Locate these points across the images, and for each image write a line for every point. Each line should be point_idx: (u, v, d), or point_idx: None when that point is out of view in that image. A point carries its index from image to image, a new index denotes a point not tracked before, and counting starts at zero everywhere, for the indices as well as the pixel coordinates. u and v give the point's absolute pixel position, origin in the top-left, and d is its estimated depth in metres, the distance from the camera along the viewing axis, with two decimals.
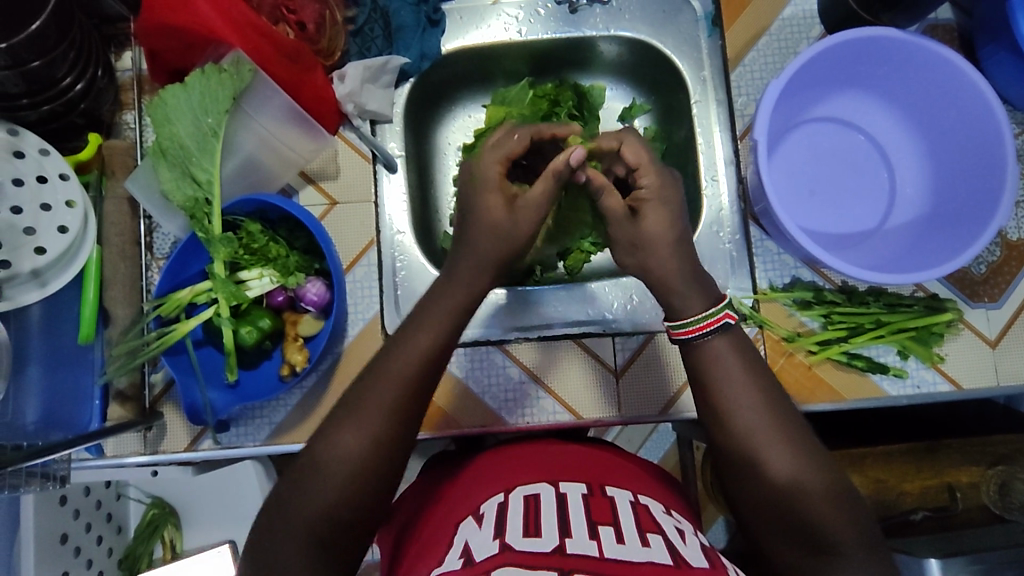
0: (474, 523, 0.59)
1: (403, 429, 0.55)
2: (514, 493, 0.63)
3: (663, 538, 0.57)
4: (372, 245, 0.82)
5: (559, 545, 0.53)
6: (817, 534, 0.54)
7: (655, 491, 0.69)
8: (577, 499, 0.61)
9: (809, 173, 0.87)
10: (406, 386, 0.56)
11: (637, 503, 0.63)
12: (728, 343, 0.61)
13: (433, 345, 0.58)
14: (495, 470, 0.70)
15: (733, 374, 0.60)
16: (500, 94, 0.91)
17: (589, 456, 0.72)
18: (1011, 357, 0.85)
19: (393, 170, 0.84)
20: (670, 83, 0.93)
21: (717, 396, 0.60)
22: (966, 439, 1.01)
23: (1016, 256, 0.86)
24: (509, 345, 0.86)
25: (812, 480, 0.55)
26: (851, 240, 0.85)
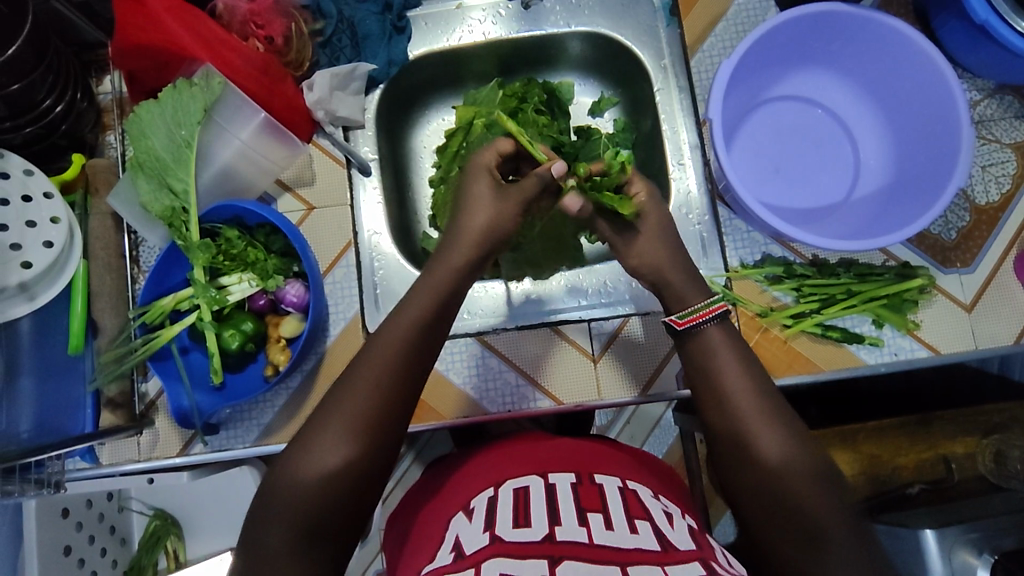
0: (466, 517, 0.61)
1: (385, 419, 0.57)
2: (504, 488, 0.64)
3: (651, 524, 0.58)
4: (350, 247, 0.85)
5: (549, 534, 0.54)
6: (794, 516, 0.55)
7: (644, 478, 0.70)
8: (565, 488, 0.62)
9: (774, 152, 0.88)
10: (397, 370, 0.58)
11: (625, 489, 0.64)
12: (722, 337, 0.64)
13: (409, 332, 0.60)
14: (493, 463, 0.71)
15: (724, 363, 0.62)
16: (470, 96, 0.95)
17: (579, 445, 0.73)
18: (988, 320, 0.86)
19: (367, 173, 0.87)
20: (634, 74, 0.96)
21: (709, 376, 0.62)
22: (958, 411, 1.03)
23: (985, 221, 0.88)
24: (488, 336, 0.87)
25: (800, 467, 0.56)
26: (818, 214, 0.86)
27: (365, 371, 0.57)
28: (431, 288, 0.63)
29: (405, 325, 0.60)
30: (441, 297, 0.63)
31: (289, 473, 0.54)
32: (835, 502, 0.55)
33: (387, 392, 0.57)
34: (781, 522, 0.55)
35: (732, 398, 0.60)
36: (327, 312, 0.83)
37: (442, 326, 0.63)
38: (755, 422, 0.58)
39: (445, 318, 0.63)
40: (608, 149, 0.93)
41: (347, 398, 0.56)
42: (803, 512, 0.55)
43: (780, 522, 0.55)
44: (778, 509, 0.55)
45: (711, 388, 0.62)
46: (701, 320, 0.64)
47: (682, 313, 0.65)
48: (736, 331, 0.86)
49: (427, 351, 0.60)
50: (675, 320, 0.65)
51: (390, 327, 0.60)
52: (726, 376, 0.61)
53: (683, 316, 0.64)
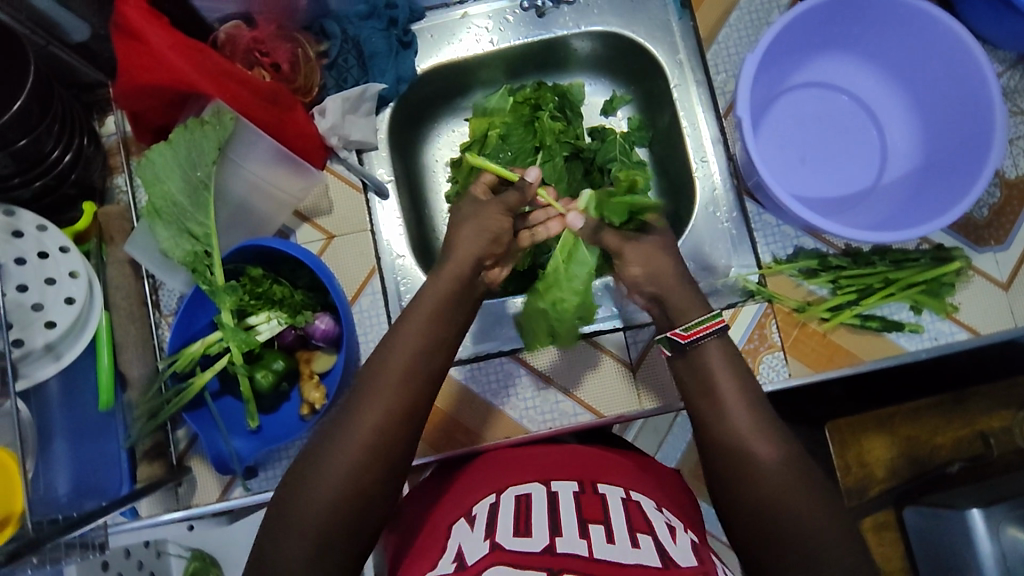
0: (467, 526, 0.59)
1: (404, 424, 0.55)
2: (506, 493, 0.63)
3: (653, 538, 0.55)
4: (373, 273, 0.83)
5: (549, 546, 0.52)
6: (796, 530, 0.52)
7: (650, 489, 0.67)
8: (568, 499, 0.60)
9: (798, 141, 0.86)
10: (408, 377, 0.57)
11: (628, 501, 0.62)
12: (719, 347, 0.62)
13: (429, 340, 0.60)
14: (488, 471, 0.70)
15: (720, 375, 0.61)
16: (480, 105, 0.92)
17: (586, 453, 0.72)
18: None
19: (384, 195, 0.85)
20: (648, 70, 0.93)
21: (705, 384, 0.61)
22: (991, 385, 1.03)
23: (1016, 195, 0.86)
24: (523, 354, 0.86)
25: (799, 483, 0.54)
26: (847, 202, 0.85)
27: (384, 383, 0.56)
28: (443, 292, 0.63)
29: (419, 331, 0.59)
30: (452, 306, 0.62)
31: (301, 484, 0.52)
32: (840, 521, 0.53)
33: (405, 398, 0.56)
34: (780, 537, 0.52)
35: (736, 414, 0.58)
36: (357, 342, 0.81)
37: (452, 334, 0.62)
38: (750, 427, 0.58)
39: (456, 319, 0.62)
40: (625, 150, 0.91)
41: (362, 408, 0.55)
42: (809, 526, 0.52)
43: (779, 535, 0.52)
44: (778, 524, 0.53)
45: (709, 395, 0.60)
46: (707, 332, 0.62)
47: (686, 325, 0.63)
48: (774, 329, 0.84)
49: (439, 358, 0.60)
50: (677, 333, 0.63)
51: (403, 331, 0.60)
52: (724, 386, 0.60)
53: (687, 328, 0.63)
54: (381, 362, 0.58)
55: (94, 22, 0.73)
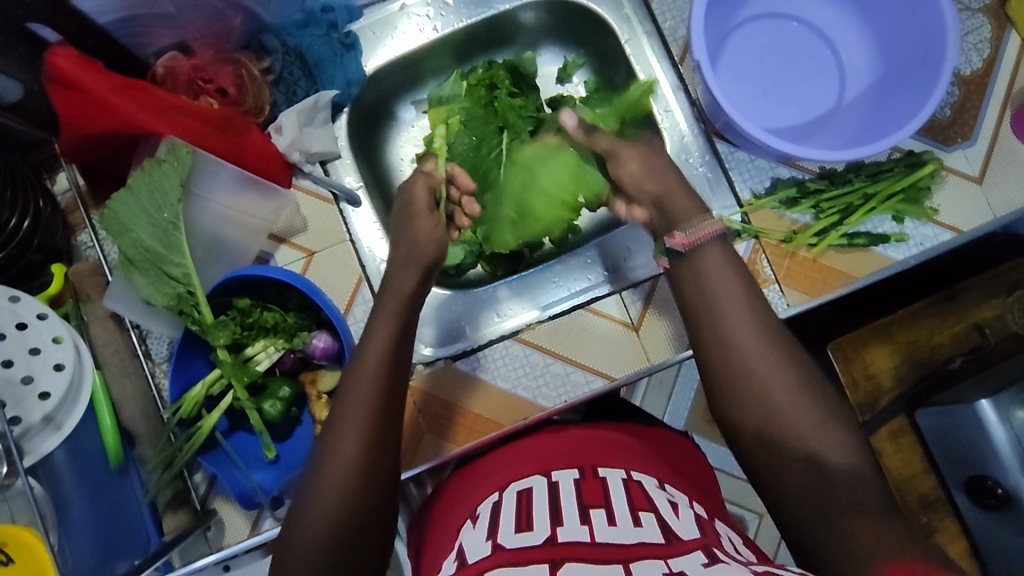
0: (471, 525, 0.60)
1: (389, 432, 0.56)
2: (509, 490, 0.64)
3: (656, 516, 0.56)
4: (361, 282, 0.81)
5: (550, 536, 0.53)
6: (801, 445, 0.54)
7: (654, 468, 0.68)
8: (568, 486, 0.61)
9: (757, 75, 0.86)
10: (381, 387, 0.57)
11: (629, 481, 0.63)
12: (722, 254, 0.61)
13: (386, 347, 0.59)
14: (497, 468, 0.71)
15: (723, 294, 0.59)
16: (435, 97, 0.91)
17: (592, 437, 0.72)
18: (1000, 186, 0.86)
19: (356, 203, 0.84)
20: (596, 31, 0.93)
21: (706, 307, 0.60)
22: (975, 279, 1.07)
23: (974, 89, 0.86)
24: (524, 333, 0.83)
25: (805, 412, 0.54)
26: (814, 126, 0.85)
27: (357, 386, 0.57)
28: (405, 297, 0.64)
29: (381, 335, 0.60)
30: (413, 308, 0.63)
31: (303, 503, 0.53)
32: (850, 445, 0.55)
33: (378, 395, 0.57)
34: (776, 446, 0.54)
35: (738, 332, 0.57)
36: None
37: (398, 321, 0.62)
38: (763, 347, 0.57)
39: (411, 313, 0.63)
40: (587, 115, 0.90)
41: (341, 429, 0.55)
42: (817, 447, 0.54)
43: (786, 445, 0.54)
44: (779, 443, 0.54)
45: (709, 313, 0.59)
46: (709, 233, 0.62)
47: (684, 232, 0.62)
48: (765, 262, 0.84)
49: (401, 349, 0.61)
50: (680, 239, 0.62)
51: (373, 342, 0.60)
52: (725, 304, 0.59)
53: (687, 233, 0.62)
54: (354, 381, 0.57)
55: (26, 78, 0.70)
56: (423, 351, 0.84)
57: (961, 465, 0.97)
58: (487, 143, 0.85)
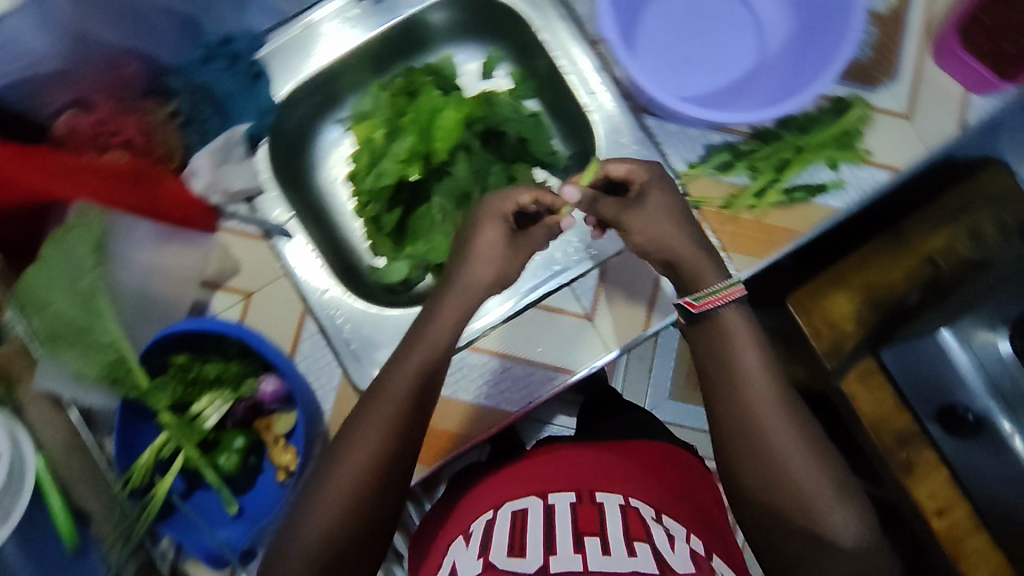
0: (464, 542, 0.70)
1: (387, 471, 0.62)
2: (503, 509, 0.73)
3: (651, 546, 0.63)
4: (305, 316, 0.79)
5: (542, 564, 0.61)
6: (783, 472, 0.62)
7: (652, 494, 0.75)
8: (565, 510, 0.69)
9: (675, 43, 0.85)
10: (391, 441, 0.62)
11: (627, 507, 0.70)
12: (736, 312, 0.68)
13: (411, 413, 0.64)
14: (499, 484, 0.80)
15: (738, 337, 0.67)
16: (357, 112, 0.89)
17: (590, 457, 0.80)
18: (929, 118, 0.85)
19: (290, 233, 0.81)
20: (510, 22, 0.91)
21: (716, 340, 0.67)
22: (921, 212, 1.08)
23: (891, 26, 0.86)
24: (479, 341, 0.80)
25: (785, 434, 0.63)
26: (739, 86, 0.84)
27: (366, 435, 0.62)
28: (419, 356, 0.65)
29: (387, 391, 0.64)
30: (425, 380, 0.65)
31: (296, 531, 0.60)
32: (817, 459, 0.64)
33: (387, 447, 0.62)
34: (758, 449, 0.63)
35: (747, 374, 0.66)
36: (311, 390, 0.77)
37: (429, 404, 0.65)
38: (760, 376, 0.65)
39: (428, 385, 0.65)
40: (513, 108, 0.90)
41: (340, 463, 0.61)
42: (809, 501, 0.61)
43: (760, 451, 0.63)
44: (762, 446, 0.63)
45: (723, 350, 0.67)
46: (718, 304, 0.67)
47: (696, 297, 0.68)
48: (709, 231, 0.83)
49: (427, 402, 0.65)
50: (690, 303, 0.68)
51: (379, 399, 0.63)
52: (738, 340, 0.67)
53: (697, 298, 0.68)
54: (363, 419, 0.63)
55: None
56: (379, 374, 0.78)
57: (931, 398, 1.00)
58: (414, 156, 0.83)
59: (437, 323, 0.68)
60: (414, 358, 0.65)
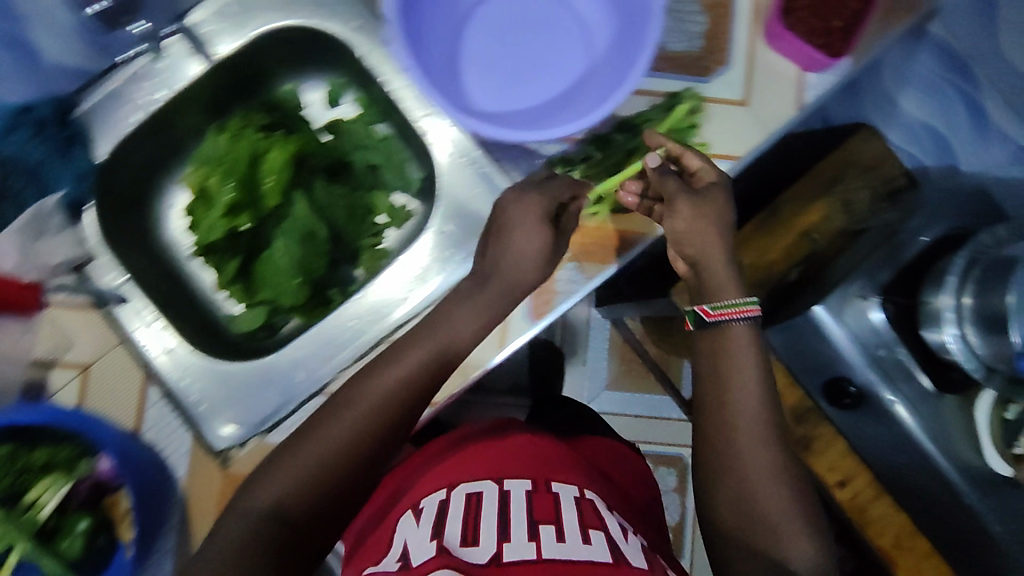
0: (413, 521, 0.69)
1: (343, 466, 0.67)
2: (456, 491, 0.74)
3: (604, 534, 0.67)
4: (147, 383, 0.78)
5: (496, 553, 0.62)
6: (759, 496, 0.66)
7: (591, 484, 0.80)
8: (521, 497, 0.71)
9: (502, 57, 0.81)
10: (356, 434, 0.68)
11: (581, 499, 0.73)
12: (749, 330, 0.69)
13: (388, 416, 0.69)
14: (452, 465, 0.81)
15: (740, 355, 0.69)
16: (198, 157, 0.85)
17: (548, 454, 0.83)
18: (764, 103, 0.83)
19: (125, 300, 0.79)
20: (341, 51, 0.87)
21: (716, 363, 0.69)
22: (796, 186, 1.05)
23: (721, 12, 0.83)
24: (331, 384, 0.79)
25: (762, 453, 0.67)
26: (571, 93, 0.80)
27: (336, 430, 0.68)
28: (416, 384, 0.70)
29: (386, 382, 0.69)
30: (413, 390, 0.70)
31: (240, 512, 0.64)
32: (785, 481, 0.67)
33: (351, 442, 0.67)
34: (733, 458, 0.67)
35: (738, 400, 0.68)
36: (159, 456, 0.77)
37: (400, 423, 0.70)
38: (749, 396, 0.68)
39: (421, 390, 0.70)
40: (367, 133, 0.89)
41: (309, 446, 0.67)
42: (778, 533, 0.65)
43: (735, 463, 0.67)
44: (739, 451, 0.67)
45: (718, 370, 0.69)
46: (734, 316, 0.69)
47: (714, 305, 0.69)
48: None
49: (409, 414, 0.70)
50: (706, 311, 0.70)
51: (347, 411, 0.68)
52: (738, 359, 0.69)
53: (714, 307, 0.69)
54: (330, 417, 0.69)
55: None
56: (226, 431, 0.77)
57: (817, 370, 0.98)
58: (240, 206, 0.81)
59: (411, 351, 0.71)
60: (380, 389, 0.69)
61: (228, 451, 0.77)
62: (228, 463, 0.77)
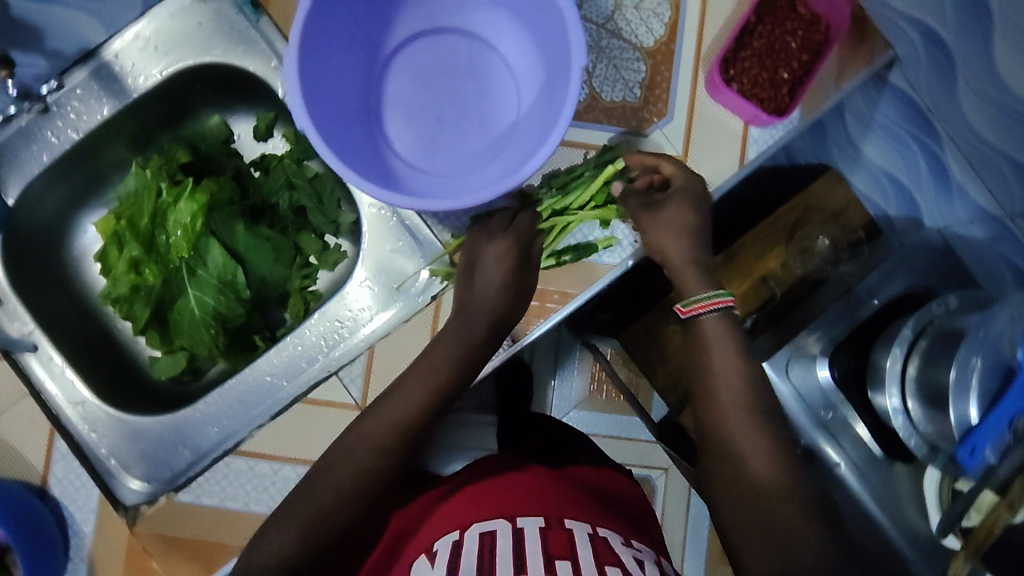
0: (429, 563, 0.65)
1: (356, 489, 0.64)
2: (470, 531, 0.68)
3: (621, 569, 0.62)
4: (53, 436, 0.76)
5: None
6: (767, 502, 0.58)
7: (604, 520, 0.73)
8: (532, 534, 0.66)
9: (430, 105, 0.79)
10: (376, 446, 0.65)
11: (596, 535, 0.68)
12: (719, 321, 0.68)
13: (393, 431, 0.66)
14: (455, 505, 0.75)
15: (717, 344, 0.66)
16: (123, 196, 0.83)
17: (554, 488, 0.76)
18: (706, 158, 0.78)
19: (35, 348, 0.79)
20: (267, 91, 0.85)
21: (700, 366, 0.67)
22: (756, 227, 0.93)
23: (661, 60, 0.79)
24: (244, 445, 0.76)
25: (763, 457, 0.60)
26: (499, 145, 0.77)
27: (348, 452, 0.65)
28: (423, 386, 0.68)
29: (400, 409, 0.67)
30: (423, 411, 0.67)
31: (269, 538, 0.61)
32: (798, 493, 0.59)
33: (365, 466, 0.64)
34: (733, 467, 0.61)
35: (719, 392, 0.64)
36: (63, 511, 0.76)
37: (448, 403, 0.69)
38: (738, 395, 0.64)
39: (428, 403, 0.67)
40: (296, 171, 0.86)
41: (330, 470, 0.64)
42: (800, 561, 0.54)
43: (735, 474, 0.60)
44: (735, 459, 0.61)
45: (702, 371, 0.66)
46: (706, 309, 0.68)
47: (686, 303, 0.68)
48: None
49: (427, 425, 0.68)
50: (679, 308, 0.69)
51: (379, 407, 0.67)
52: (711, 352, 0.66)
53: (686, 304, 0.68)
54: (349, 434, 0.66)
55: None
56: (133, 486, 0.77)
57: None
58: (144, 262, 0.81)
59: (417, 366, 0.70)
60: (411, 383, 0.68)
61: (136, 506, 0.77)
62: (137, 520, 0.77)
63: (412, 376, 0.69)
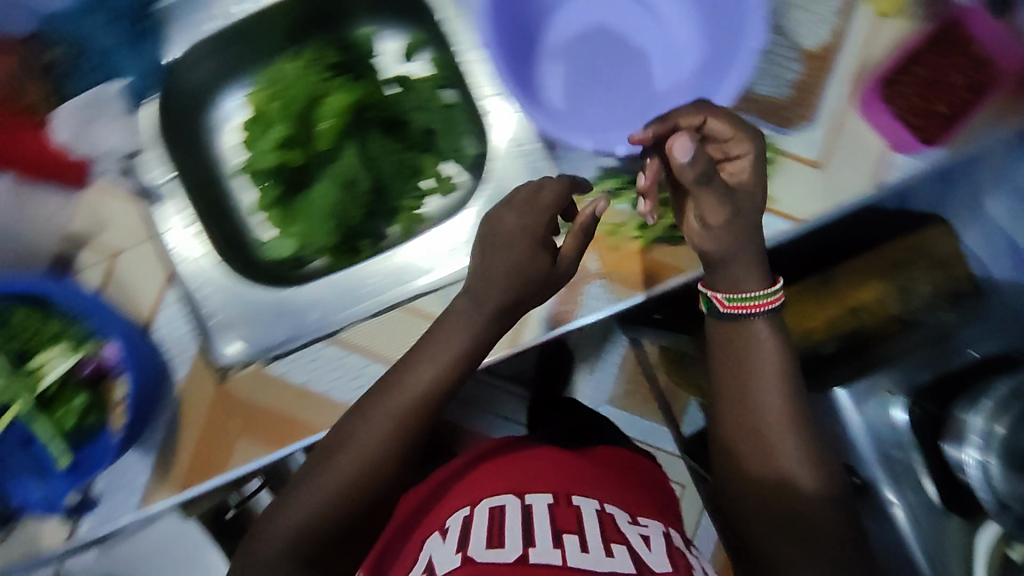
0: (439, 538, 0.68)
1: (368, 469, 0.72)
2: (481, 506, 0.71)
3: (627, 548, 0.63)
4: (168, 284, 0.80)
5: (522, 553, 0.60)
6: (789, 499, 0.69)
7: (627, 503, 0.76)
8: (542, 510, 0.68)
9: (587, 54, 0.82)
10: (384, 427, 0.72)
11: (603, 513, 0.69)
12: (770, 326, 0.70)
13: (402, 410, 0.72)
14: (482, 475, 0.79)
15: (764, 359, 0.71)
16: (270, 77, 0.86)
17: (566, 469, 0.79)
18: (840, 171, 0.79)
19: (162, 198, 0.81)
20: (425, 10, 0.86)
21: (740, 370, 0.71)
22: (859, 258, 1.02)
23: (819, 66, 0.80)
24: (343, 333, 0.80)
25: (802, 471, 0.69)
26: (649, 106, 0.79)
27: (361, 428, 0.72)
28: (437, 358, 0.72)
29: (415, 378, 0.72)
30: (429, 390, 0.72)
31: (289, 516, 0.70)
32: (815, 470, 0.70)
33: (370, 447, 0.71)
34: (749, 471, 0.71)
35: (765, 401, 0.70)
36: (163, 355, 0.78)
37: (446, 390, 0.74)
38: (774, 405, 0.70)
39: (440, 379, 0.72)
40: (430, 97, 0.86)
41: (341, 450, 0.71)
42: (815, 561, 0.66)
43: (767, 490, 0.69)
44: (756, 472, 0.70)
45: (740, 376, 0.71)
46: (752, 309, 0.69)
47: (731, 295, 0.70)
48: (590, 259, 0.81)
49: (428, 403, 0.73)
50: (723, 300, 0.70)
51: (386, 388, 0.72)
52: (765, 364, 0.70)
53: (729, 298, 0.70)
54: (362, 412, 0.73)
55: None
56: (230, 350, 0.79)
57: None
58: (292, 141, 0.83)
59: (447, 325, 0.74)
60: (430, 350, 0.73)
61: (228, 367, 0.79)
62: (225, 379, 0.79)
63: (443, 327, 0.73)
